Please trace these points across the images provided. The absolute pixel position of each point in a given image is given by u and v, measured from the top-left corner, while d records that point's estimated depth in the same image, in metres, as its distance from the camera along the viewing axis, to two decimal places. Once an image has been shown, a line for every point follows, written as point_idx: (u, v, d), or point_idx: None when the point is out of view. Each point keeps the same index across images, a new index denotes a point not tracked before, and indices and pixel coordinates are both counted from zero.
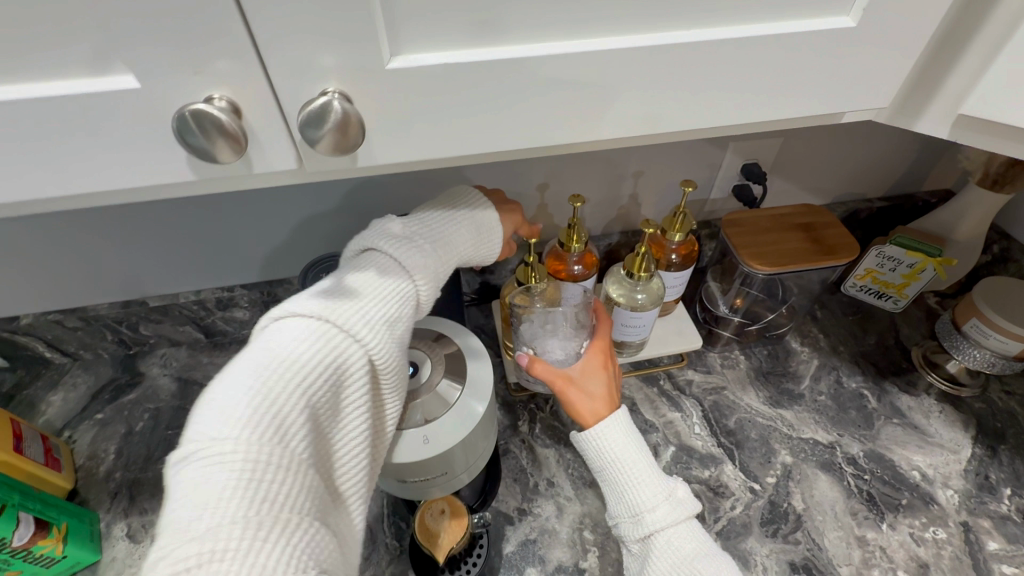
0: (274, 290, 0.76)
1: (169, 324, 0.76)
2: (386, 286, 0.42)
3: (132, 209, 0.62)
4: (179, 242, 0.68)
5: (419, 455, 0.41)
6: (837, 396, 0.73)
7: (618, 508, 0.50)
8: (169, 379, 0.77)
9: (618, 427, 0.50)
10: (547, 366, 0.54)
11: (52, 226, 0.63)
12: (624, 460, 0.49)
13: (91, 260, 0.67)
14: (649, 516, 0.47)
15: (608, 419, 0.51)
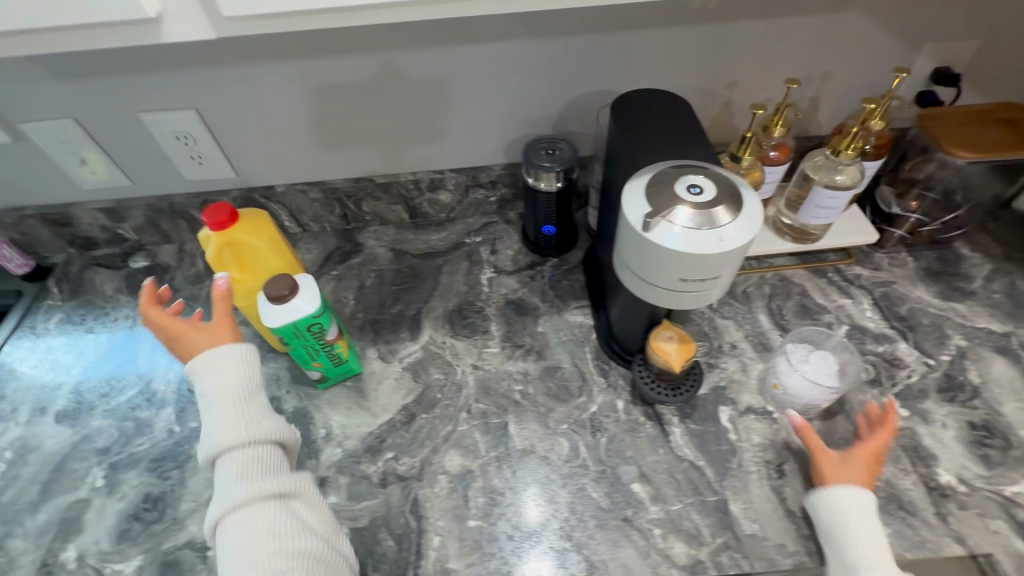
0: (478, 175, 0.87)
1: (386, 202, 0.89)
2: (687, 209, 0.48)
3: (390, 82, 0.74)
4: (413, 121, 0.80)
5: (712, 250, 0.47)
6: (1011, 294, 0.76)
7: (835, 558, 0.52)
8: (384, 249, 0.90)
9: (863, 498, 0.54)
10: (814, 436, 0.59)
11: (315, 95, 0.75)
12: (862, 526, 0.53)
13: (343, 133, 0.81)
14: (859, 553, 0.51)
15: (861, 504, 0.54)
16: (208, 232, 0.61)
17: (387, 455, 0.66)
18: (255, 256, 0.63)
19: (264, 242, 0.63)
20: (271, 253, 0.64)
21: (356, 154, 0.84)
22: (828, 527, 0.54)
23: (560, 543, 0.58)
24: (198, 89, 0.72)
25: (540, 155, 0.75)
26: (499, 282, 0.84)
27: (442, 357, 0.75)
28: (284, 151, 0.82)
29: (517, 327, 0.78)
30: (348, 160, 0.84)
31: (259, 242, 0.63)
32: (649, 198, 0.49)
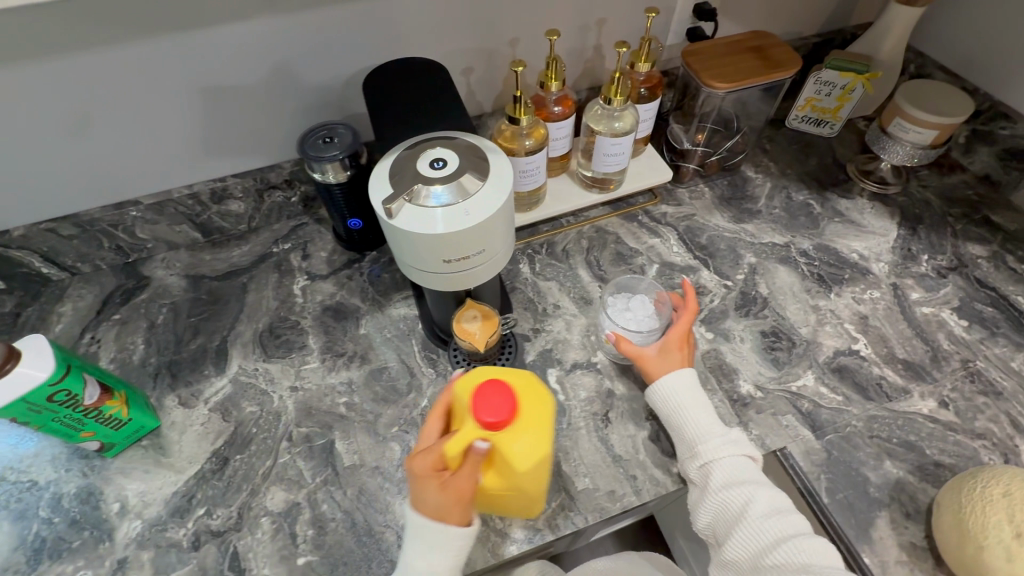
0: (266, 177, 0.78)
1: (165, 224, 0.77)
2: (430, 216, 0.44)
3: (296, 65, 0.68)
4: (172, 125, 0.69)
5: (459, 228, 0.44)
6: (789, 207, 0.84)
7: (680, 448, 0.58)
8: (176, 277, 0.79)
9: (685, 379, 0.59)
10: (631, 344, 0.63)
11: (203, 91, 0.67)
12: (688, 404, 0.58)
13: (182, 138, 0.70)
14: (705, 451, 0.55)
15: (685, 381, 0.59)
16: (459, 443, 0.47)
17: (197, 513, 0.58)
18: (496, 460, 0.49)
19: (532, 439, 0.48)
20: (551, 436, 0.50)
21: (259, 148, 0.75)
22: (666, 414, 0.59)
23: (401, 556, 0.55)
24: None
25: (317, 145, 0.67)
26: (313, 290, 0.77)
27: (254, 387, 0.67)
28: (141, 165, 0.71)
29: (338, 334, 0.72)
30: (253, 158, 0.76)
31: (515, 444, 0.47)
32: (392, 180, 0.45)
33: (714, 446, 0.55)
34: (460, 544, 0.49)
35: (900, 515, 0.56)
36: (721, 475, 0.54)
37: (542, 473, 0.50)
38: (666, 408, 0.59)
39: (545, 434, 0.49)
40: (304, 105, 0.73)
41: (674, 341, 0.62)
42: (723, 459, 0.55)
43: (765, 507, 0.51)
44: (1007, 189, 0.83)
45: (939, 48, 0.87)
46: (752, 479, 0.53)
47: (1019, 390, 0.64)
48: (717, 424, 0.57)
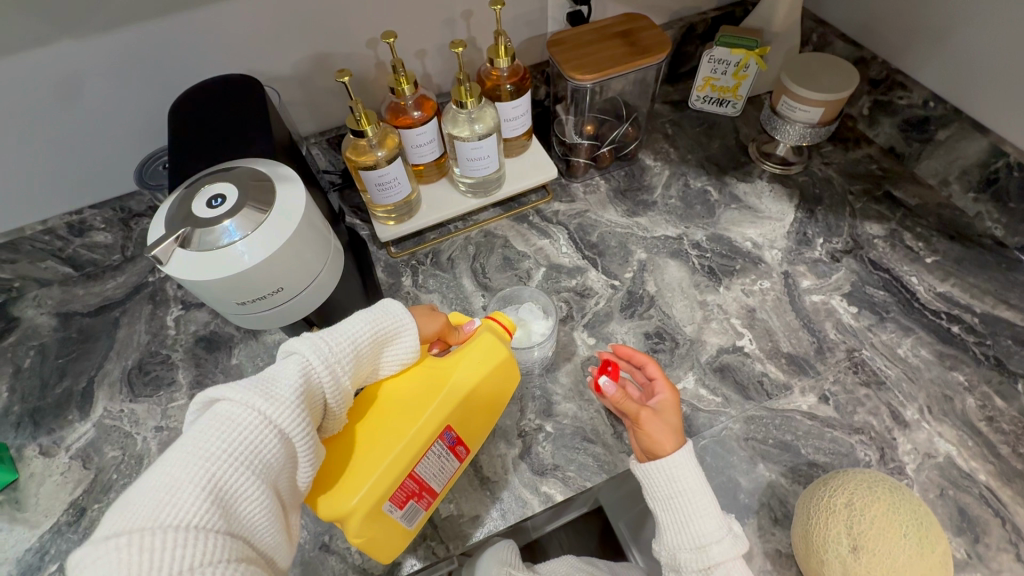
0: (127, 205, 0.74)
1: (26, 261, 0.74)
2: (214, 261, 0.41)
3: (170, 68, 0.64)
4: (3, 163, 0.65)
5: (238, 267, 0.41)
6: (685, 196, 0.80)
7: (676, 532, 0.49)
8: (47, 316, 0.75)
9: (688, 465, 0.50)
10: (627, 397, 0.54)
11: (72, 100, 0.62)
12: (697, 495, 0.49)
13: (58, 156, 0.67)
14: (716, 551, 0.47)
15: (686, 458, 0.50)
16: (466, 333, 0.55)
17: (49, 569, 0.56)
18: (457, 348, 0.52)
19: (482, 352, 0.50)
20: (487, 382, 0.50)
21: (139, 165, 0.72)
22: (667, 494, 0.50)
23: None
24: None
25: (157, 174, 0.63)
26: (187, 319, 0.74)
27: (118, 430, 0.65)
28: (24, 183, 0.68)
29: (208, 367, 0.69)
30: None
31: (486, 339, 0.51)
32: (165, 222, 0.42)
33: (728, 556, 0.48)
34: (362, 339, 0.46)
35: (768, 521, 0.54)
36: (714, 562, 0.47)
37: (434, 384, 0.49)
38: (671, 490, 0.49)
39: (491, 364, 0.50)
40: (152, 125, 0.68)
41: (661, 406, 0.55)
42: (726, 560, 0.47)
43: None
44: (910, 161, 0.79)
45: (842, 14, 0.82)
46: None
47: (902, 378, 0.62)
48: (724, 521, 0.49)
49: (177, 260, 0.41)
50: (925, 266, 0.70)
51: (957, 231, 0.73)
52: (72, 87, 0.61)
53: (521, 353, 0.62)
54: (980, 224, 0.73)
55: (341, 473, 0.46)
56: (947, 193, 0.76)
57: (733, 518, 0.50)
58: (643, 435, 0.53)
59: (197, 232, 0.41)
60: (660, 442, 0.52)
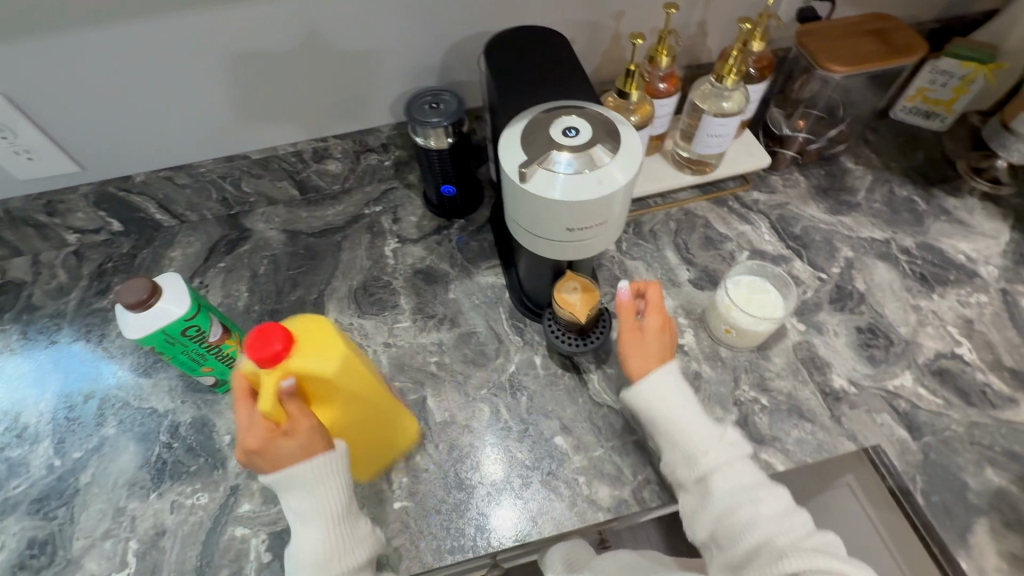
0: (365, 139, 0.80)
1: (268, 179, 0.81)
2: (563, 189, 0.45)
3: (440, 16, 0.68)
4: (279, 87, 0.71)
5: (582, 197, 0.45)
6: (891, 202, 0.80)
7: (674, 457, 0.54)
8: (275, 231, 0.83)
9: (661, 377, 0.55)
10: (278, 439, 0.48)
11: (351, 34, 0.68)
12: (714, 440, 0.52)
13: (320, 87, 0.73)
14: (709, 456, 0.51)
15: (671, 379, 0.56)
16: (250, 365, 0.48)
17: None
18: (327, 398, 0.50)
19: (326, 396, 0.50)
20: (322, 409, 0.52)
21: (383, 103, 0.77)
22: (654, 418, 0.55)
23: (490, 511, 0.58)
24: (12, 68, 0.60)
25: (422, 110, 0.69)
26: (404, 253, 0.79)
27: (350, 340, 0.71)
28: (281, 109, 0.74)
29: (428, 297, 0.74)
30: (381, 109, 0.78)
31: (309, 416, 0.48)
32: (523, 145, 0.46)
33: (694, 438, 0.53)
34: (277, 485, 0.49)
35: (1000, 523, 0.56)
36: (724, 475, 0.51)
37: (346, 415, 0.52)
38: (655, 413, 0.55)
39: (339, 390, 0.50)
40: (406, 67, 0.73)
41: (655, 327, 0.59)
42: (724, 463, 0.51)
43: (772, 509, 0.48)
44: None
45: None
46: (756, 481, 0.51)
47: None
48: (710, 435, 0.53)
49: (530, 183, 0.45)
50: None
51: None
52: (356, 23, 0.66)
53: (752, 325, 0.63)
54: None
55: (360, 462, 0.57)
56: None
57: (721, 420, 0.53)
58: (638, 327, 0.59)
59: (550, 160, 0.45)
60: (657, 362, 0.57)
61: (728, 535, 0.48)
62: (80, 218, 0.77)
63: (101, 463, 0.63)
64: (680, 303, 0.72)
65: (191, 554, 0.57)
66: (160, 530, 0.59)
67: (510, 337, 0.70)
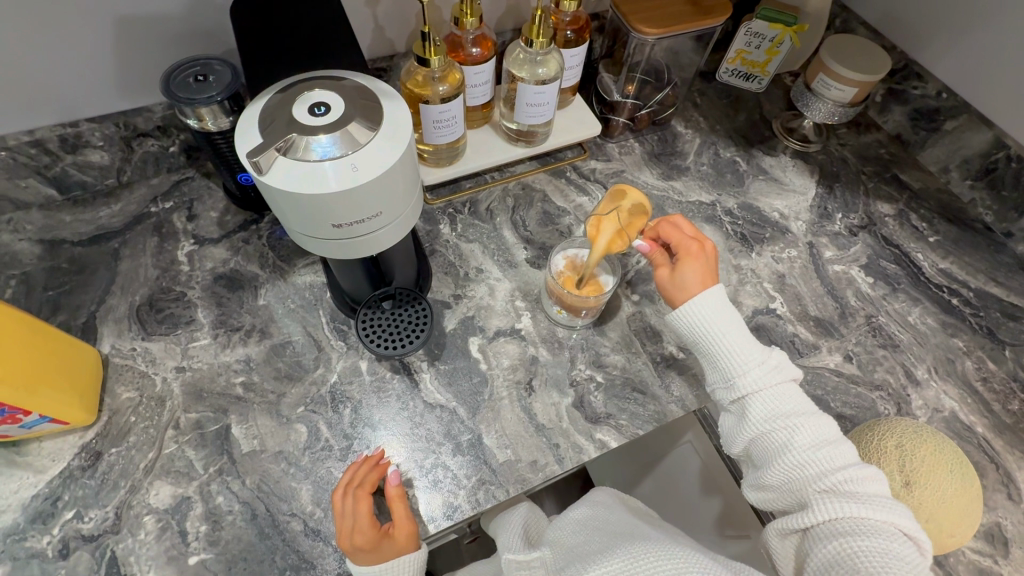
0: (132, 121, 0.65)
1: (4, 179, 0.63)
2: (316, 177, 0.37)
3: None
4: (11, 49, 0.54)
5: (342, 185, 0.37)
6: (716, 164, 0.82)
7: (715, 377, 0.53)
8: (28, 243, 0.66)
9: (708, 301, 0.53)
10: (400, 507, 0.51)
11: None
12: (737, 351, 0.51)
13: (41, 63, 0.57)
14: (744, 382, 0.50)
15: (719, 300, 0.53)
16: None
17: (64, 517, 0.51)
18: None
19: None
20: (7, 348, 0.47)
21: (144, 82, 0.63)
22: (694, 341, 0.54)
23: (308, 545, 0.52)
24: None
25: (187, 86, 0.56)
26: (202, 256, 0.67)
27: (131, 370, 0.59)
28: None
29: (232, 307, 0.64)
30: (145, 89, 0.64)
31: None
32: (262, 130, 0.39)
33: (733, 362, 0.51)
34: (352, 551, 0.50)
35: None
36: (762, 399, 0.50)
37: (33, 345, 0.49)
38: (697, 337, 0.53)
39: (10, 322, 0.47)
40: (164, 35, 0.60)
41: (691, 255, 0.56)
42: (762, 387, 0.50)
43: (813, 438, 0.47)
44: (915, 148, 0.85)
45: (867, 3, 0.85)
46: (798, 408, 0.49)
47: (913, 342, 0.68)
48: (756, 365, 0.50)
49: (277, 173, 0.37)
50: (929, 244, 0.77)
51: (955, 216, 0.80)
52: None
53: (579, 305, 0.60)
54: (972, 210, 0.81)
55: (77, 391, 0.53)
56: (945, 180, 0.83)
57: (774, 351, 0.52)
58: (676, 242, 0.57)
59: (296, 145, 0.38)
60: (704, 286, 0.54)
61: (766, 458, 0.49)
62: None
63: None
64: (516, 285, 0.68)
65: None
66: None
67: (332, 344, 0.62)
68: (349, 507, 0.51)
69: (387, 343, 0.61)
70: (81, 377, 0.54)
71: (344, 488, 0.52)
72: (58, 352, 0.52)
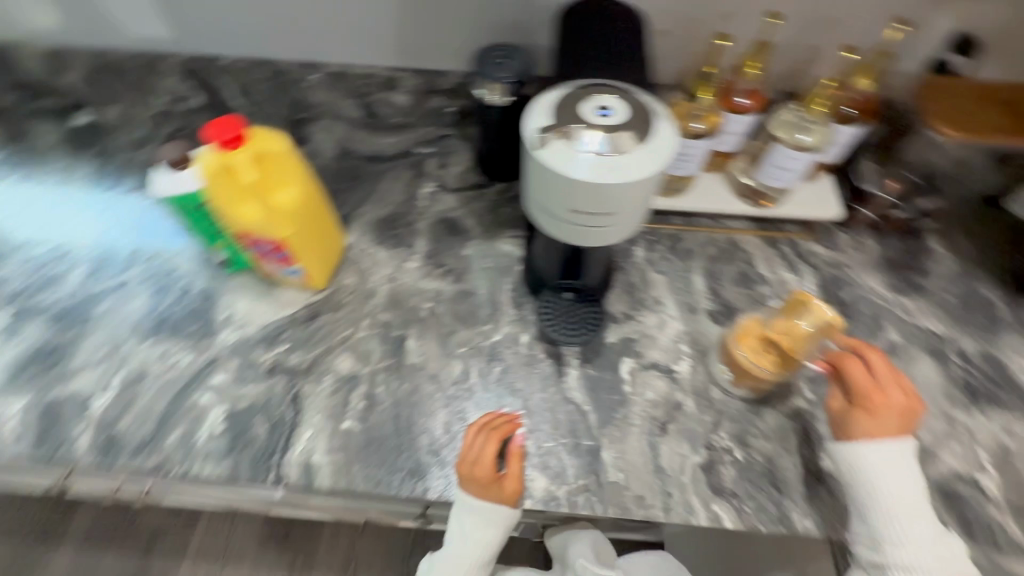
0: (437, 80, 0.81)
1: (339, 95, 0.84)
2: (580, 164, 0.43)
3: None
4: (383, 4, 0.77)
5: (598, 178, 0.42)
6: (967, 298, 0.71)
7: (862, 530, 0.52)
8: (331, 145, 0.86)
9: (891, 463, 0.51)
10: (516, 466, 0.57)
11: None
12: (906, 523, 0.50)
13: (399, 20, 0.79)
14: (899, 559, 0.49)
15: (895, 460, 0.51)
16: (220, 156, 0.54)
17: (281, 347, 0.66)
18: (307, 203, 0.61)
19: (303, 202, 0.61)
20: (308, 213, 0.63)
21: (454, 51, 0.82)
22: (853, 486, 0.52)
23: (425, 460, 0.59)
24: None
25: (490, 62, 0.68)
26: (437, 199, 0.80)
27: (359, 264, 0.73)
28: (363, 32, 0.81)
29: (444, 247, 0.75)
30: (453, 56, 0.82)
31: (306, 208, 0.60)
32: (553, 112, 0.45)
33: (892, 532, 0.50)
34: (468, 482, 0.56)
35: None
36: None
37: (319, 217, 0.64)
38: (855, 483, 0.52)
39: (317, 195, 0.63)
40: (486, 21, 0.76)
41: (873, 398, 0.52)
42: (919, 568, 0.49)
43: None
44: None
45: None
46: None
47: None
48: (920, 545, 0.50)
49: (551, 151, 0.43)
50: None
51: None
52: None
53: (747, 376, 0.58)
54: None
55: (323, 261, 0.68)
56: None
57: (942, 532, 0.51)
58: (864, 384, 0.53)
59: (574, 132, 0.44)
60: (872, 438, 0.52)
61: None
62: None
63: (118, 302, 0.70)
64: (687, 330, 0.68)
65: (157, 405, 0.62)
66: (143, 373, 0.64)
67: (506, 309, 0.69)
68: (481, 445, 0.56)
69: (574, 334, 0.66)
70: (328, 253, 0.69)
71: (481, 427, 0.57)
72: (326, 229, 0.67)
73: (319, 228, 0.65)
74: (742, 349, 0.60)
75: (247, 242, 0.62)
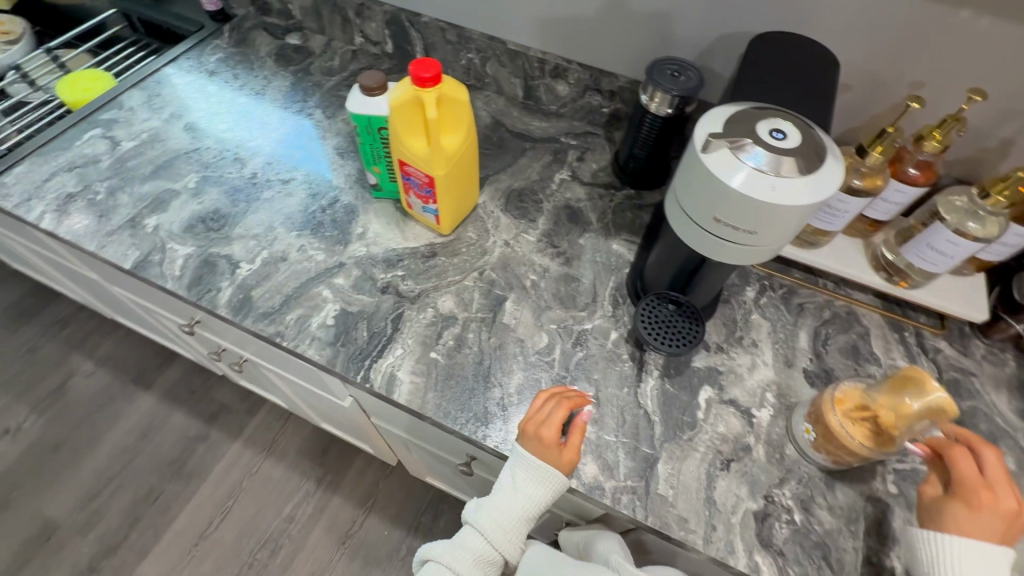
0: (601, 80, 0.84)
1: (508, 72, 0.90)
2: (738, 175, 0.44)
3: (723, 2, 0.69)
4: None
5: (752, 192, 0.43)
6: None
7: None
8: (486, 114, 0.92)
9: (978, 564, 0.47)
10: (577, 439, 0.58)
11: None
12: None
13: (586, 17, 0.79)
14: None
15: (989, 565, 0.46)
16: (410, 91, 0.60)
17: (396, 272, 0.73)
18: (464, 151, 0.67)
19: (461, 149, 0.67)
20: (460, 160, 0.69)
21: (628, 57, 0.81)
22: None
23: (492, 410, 0.63)
24: None
25: (663, 75, 0.70)
26: (567, 186, 0.84)
27: (483, 223, 0.79)
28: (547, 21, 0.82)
29: (561, 231, 0.79)
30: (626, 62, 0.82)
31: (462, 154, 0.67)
32: (725, 123, 0.47)
33: None
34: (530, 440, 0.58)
35: None
36: None
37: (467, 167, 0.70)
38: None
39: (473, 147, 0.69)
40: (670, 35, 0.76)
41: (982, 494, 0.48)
42: None
43: None
44: None
45: None
46: None
47: None
48: None
49: (712, 157, 0.45)
50: None
51: None
52: None
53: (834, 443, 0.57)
54: None
55: (456, 209, 0.74)
56: None
57: None
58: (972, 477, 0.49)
59: (741, 146, 0.45)
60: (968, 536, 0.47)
61: None
62: (372, 29, 0.95)
63: (280, 193, 0.80)
64: (778, 381, 0.66)
65: (289, 284, 0.72)
66: (283, 257, 0.74)
67: (604, 303, 0.72)
68: (551, 409, 0.59)
69: (670, 342, 0.64)
70: (462, 203, 0.75)
71: (555, 396, 0.60)
72: (468, 181, 0.73)
73: (463, 177, 0.71)
74: (838, 413, 0.57)
75: (402, 171, 0.69)
